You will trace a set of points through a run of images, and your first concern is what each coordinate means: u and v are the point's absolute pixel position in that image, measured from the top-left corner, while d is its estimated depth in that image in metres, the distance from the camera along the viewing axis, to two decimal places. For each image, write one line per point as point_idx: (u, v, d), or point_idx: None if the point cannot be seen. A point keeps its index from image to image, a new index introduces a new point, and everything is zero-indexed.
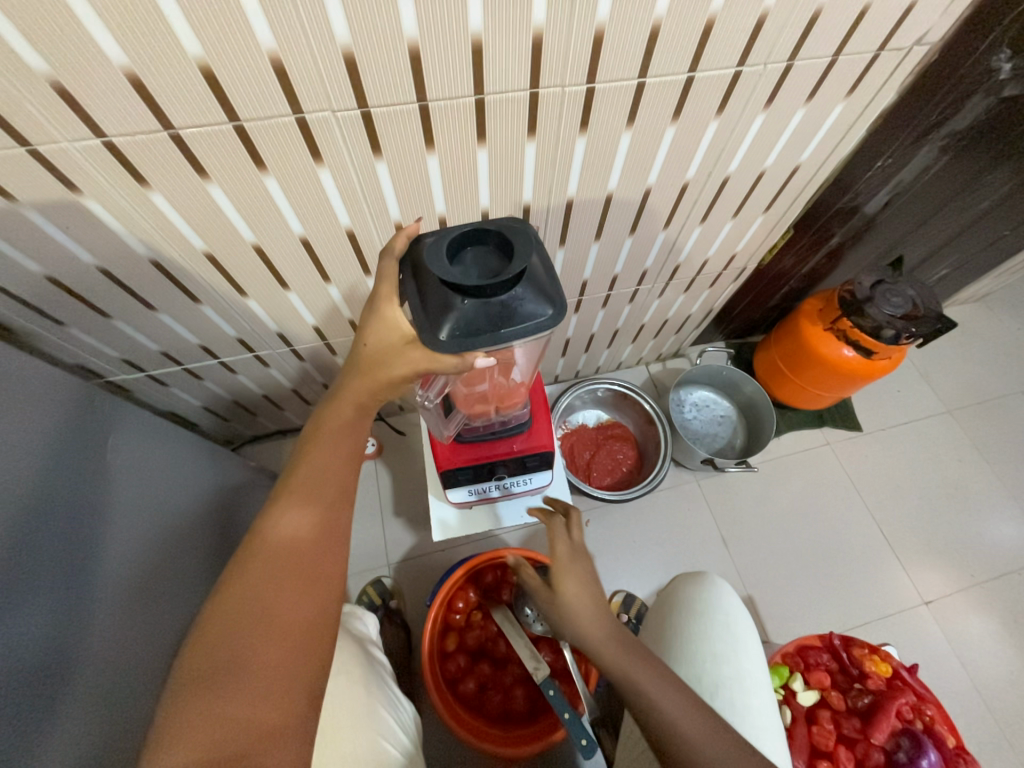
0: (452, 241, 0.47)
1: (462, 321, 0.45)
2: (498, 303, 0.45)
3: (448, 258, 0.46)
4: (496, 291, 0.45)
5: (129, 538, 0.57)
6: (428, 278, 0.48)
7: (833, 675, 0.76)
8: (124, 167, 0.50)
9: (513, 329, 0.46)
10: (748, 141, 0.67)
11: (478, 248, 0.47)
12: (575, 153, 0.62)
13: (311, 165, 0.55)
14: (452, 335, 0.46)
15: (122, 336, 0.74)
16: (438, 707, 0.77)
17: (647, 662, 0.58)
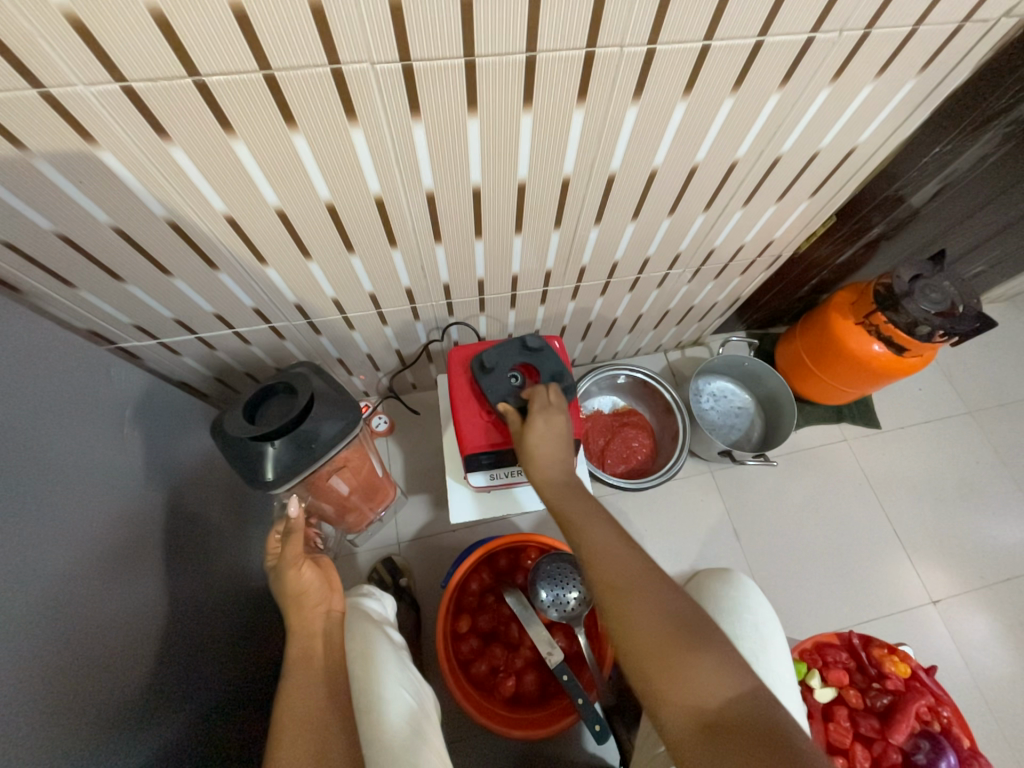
0: (246, 404, 0.73)
1: (276, 463, 0.71)
2: (302, 430, 0.72)
3: (245, 417, 0.72)
4: (286, 426, 0.72)
5: (105, 512, 0.59)
6: (238, 442, 0.71)
7: (852, 673, 0.77)
8: (143, 115, 0.46)
9: (325, 439, 0.73)
10: (808, 118, 0.63)
11: (269, 401, 0.75)
12: (624, 123, 0.58)
13: (344, 125, 0.51)
14: (278, 464, 0.71)
15: (134, 300, 0.70)
16: (451, 687, 0.77)
17: (607, 526, 0.58)
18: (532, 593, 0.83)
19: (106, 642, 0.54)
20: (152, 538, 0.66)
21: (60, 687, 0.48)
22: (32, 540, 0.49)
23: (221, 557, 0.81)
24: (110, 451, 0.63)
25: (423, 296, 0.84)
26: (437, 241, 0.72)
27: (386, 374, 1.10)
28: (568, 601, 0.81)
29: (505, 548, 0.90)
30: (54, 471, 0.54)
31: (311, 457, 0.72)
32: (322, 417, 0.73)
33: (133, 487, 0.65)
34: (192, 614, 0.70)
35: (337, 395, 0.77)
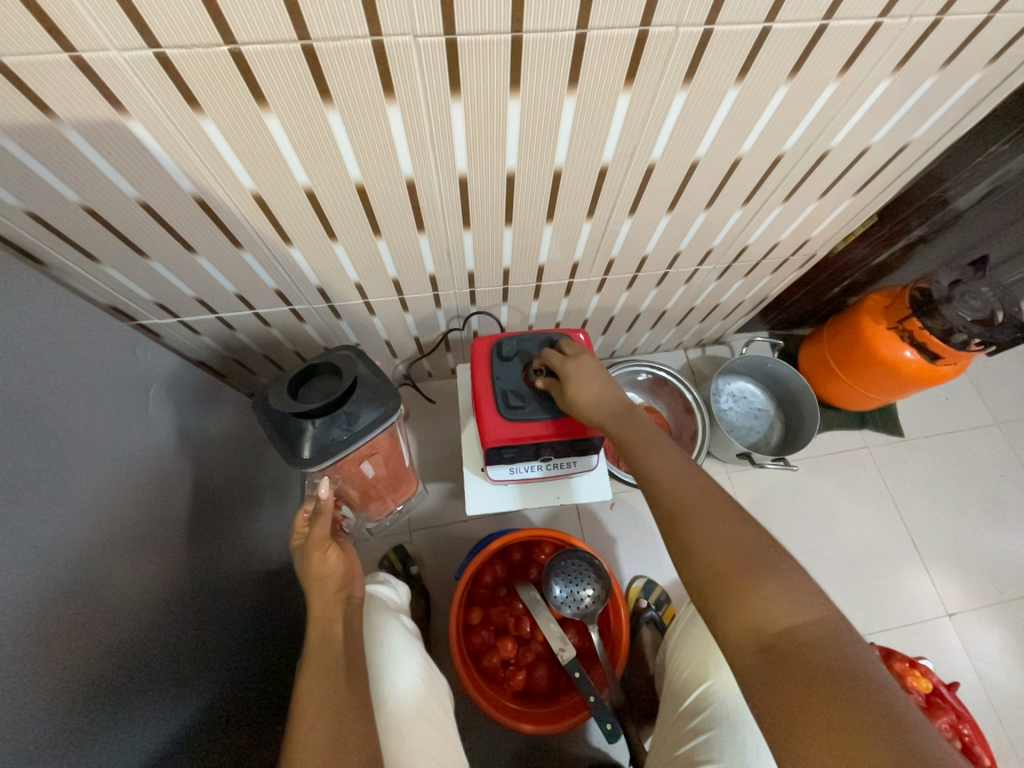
0: (292, 381, 0.73)
1: (313, 441, 0.70)
2: (342, 412, 0.72)
3: (288, 395, 0.72)
4: (328, 407, 0.72)
5: (128, 490, 0.58)
6: (281, 418, 0.72)
7: None
8: (175, 84, 0.44)
9: (364, 422, 0.72)
10: (864, 109, 0.60)
11: (313, 381, 0.74)
12: (670, 110, 0.55)
13: (380, 102, 0.49)
14: (314, 441, 0.70)
15: (157, 278, 0.69)
16: (461, 678, 0.77)
17: (666, 456, 0.56)
18: (545, 589, 0.82)
19: (127, 623, 0.54)
20: (173, 519, 0.65)
21: (77, 668, 0.47)
22: (57, 518, 0.48)
23: (240, 537, 0.81)
24: (136, 429, 0.63)
25: (446, 284, 0.82)
26: (466, 226, 0.70)
27: (402, 361, 1.09)
28: (583, 599, 0.80)
29: (519, 542, 0.89)
30: (80, 448, 0.53)
31: (347, 439, 0.71)
32: (362, 402, 0.73)
33: (156, 466, 0.65)
34: (212, 594, 0.70)
35: (381, 384, 0.76)
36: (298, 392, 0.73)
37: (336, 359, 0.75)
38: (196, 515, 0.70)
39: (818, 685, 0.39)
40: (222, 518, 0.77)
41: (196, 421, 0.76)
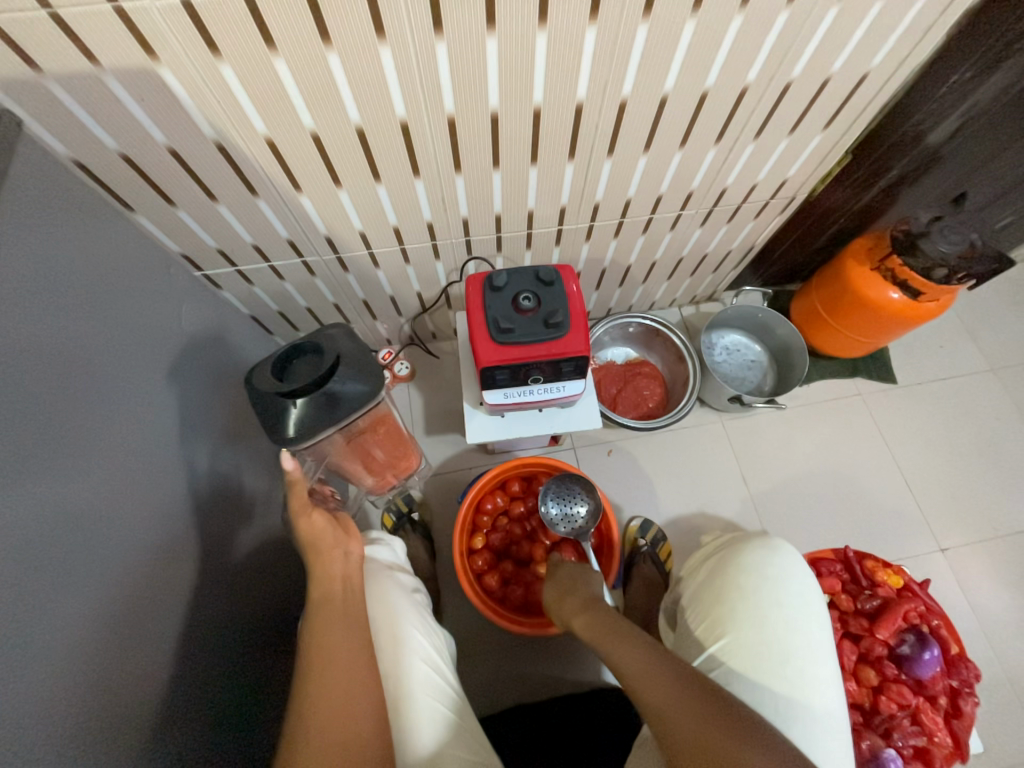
0: (277, 361, 0.75)
1: (297, 421, 0.73)
2: (324, 393, 0.74)
3: (273, 375, 0.74)
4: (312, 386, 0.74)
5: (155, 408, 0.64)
6: (266, 399, 0.74)
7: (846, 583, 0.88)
8: (197, 31, 0.52)
9: (347, 401, 0.75)
10: (818, 37, 0.65)
11: (298, 359, 0.76)
12: (635, 44, 0.61)
13: (373, 43, 0.56)
14: (297, 420, 0.73)
15: (184, 228, 0.78)
16: (466, 590, 0.84)
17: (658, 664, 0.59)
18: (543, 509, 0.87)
19: (158, 520, 0.60)
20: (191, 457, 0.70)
21: (117, 551, 0.53)
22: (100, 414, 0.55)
23: (259, 475, 0.87)
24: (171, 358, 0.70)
25: (443, 233, 0.89)
26: (457, 171, 0.76)
27: (407, 318, 1.16)
28: (578, 517, 0.86)
29: (517, 473, 0.95)
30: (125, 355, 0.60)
31: (332, 419, 0.74)
32: (347, 379, 0.76)
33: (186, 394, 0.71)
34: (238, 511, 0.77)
35: (365, 362, 0.78)
36: (281, 371, 0.75)
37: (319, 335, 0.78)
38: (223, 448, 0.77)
39: None
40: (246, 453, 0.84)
41: (226, 358, 0.84)
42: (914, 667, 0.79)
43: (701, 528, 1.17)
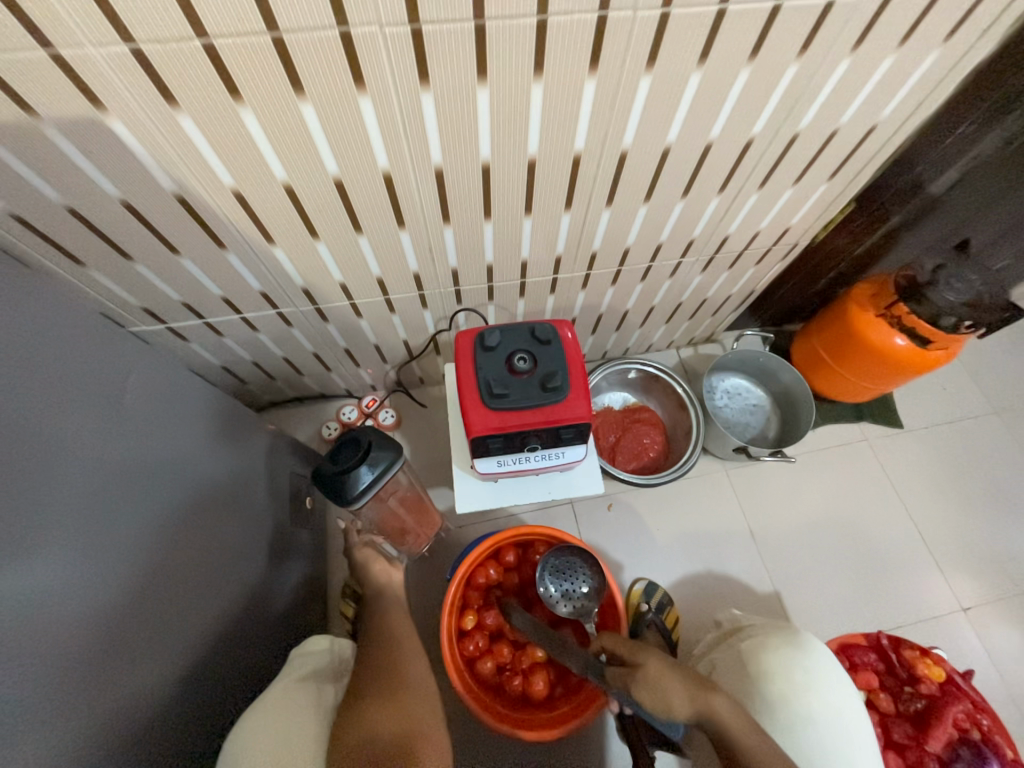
0: (328, 453, 0.74)
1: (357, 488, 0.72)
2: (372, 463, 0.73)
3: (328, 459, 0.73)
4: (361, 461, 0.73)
5: (179, 441, 0.64)
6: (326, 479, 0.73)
7: (884, 677, 0.81)
8: (151, 81, 0.46)
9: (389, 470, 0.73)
10: (827, 91, 0.61)
11: (342, 447, 0.75)
12: (637, 96, 0.57)
13: (351, 93, 0.50)
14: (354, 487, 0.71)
15: (143, 282, 0.70)
16: (457, 686, 0.75)
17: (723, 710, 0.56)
18: (540, 588, 0.78)
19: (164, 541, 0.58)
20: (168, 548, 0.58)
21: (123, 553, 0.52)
22: (125, 433, 0.55)
23: (255, 548, 0.77)
24: (159, 414, 0.62)
25: (431, 283, 0.83)
26: (446, 222, 0.71)
27: (393, 366, 1.10)
28: (578, 595, 0.77)
29: (512, 543, 0.86)
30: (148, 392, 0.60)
31: (373, 486, 0.72)
32: (383, 457, 0.73)
33: (168, 471, 0.61)
34: (223, 598, 0.67)
35: (392, 442, 0.75)
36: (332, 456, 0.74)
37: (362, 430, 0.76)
38: (216, 525, 0.68)
39: None
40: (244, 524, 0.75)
41: (224, 423, 0.75)
42: None
43: (708, 589, 1.09)
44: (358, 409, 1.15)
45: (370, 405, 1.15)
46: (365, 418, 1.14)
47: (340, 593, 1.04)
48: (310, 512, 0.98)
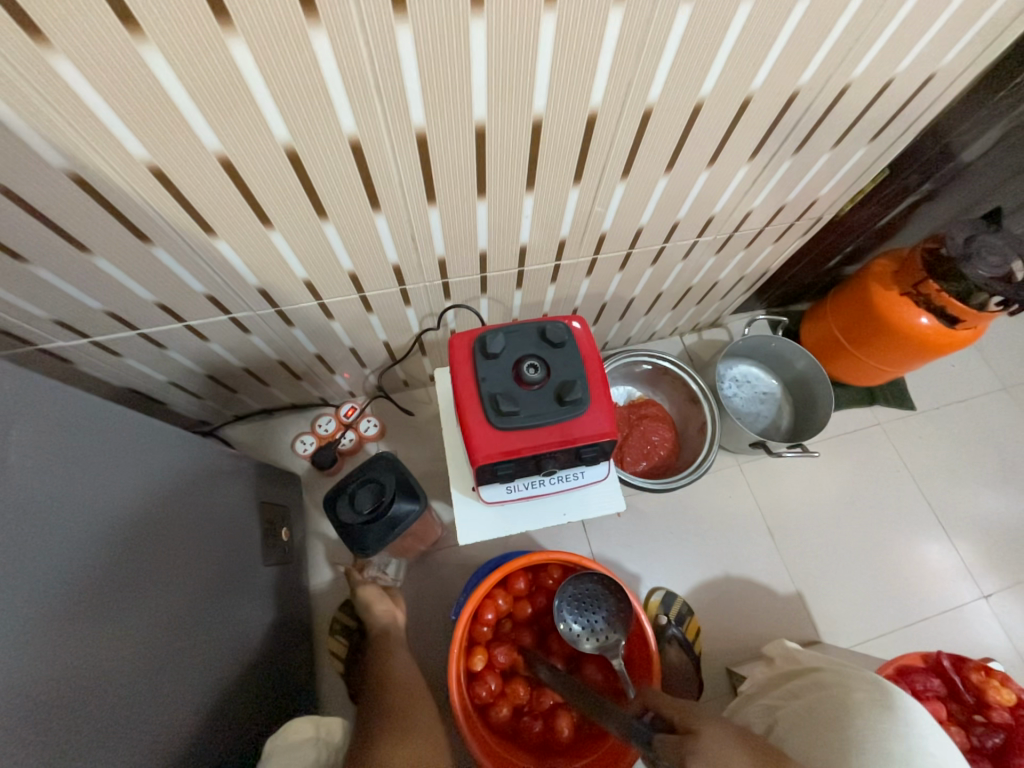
0: (346, 487, 0.73)
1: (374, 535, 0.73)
2: (393, 512, 0.74)
3: (348, 499, 0.73)
4: (384, 508, 0.73)
5: (134, 489, 0.51)
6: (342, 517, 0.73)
7: (949, 705, 0.71)
8: (2, 3, 0.32)
9: (405, 521, 0.75)
10: (890, 31, 0.51)
11: (361, 485, 0.74)
12: (670, 35, 0.45)
13: (301, 25, 0.37)
14: (372, 537, 0.73)
15: (50, 290, 0.56)
16: (470, 743, 0.65)
17: None
18: (560, 621, 0.70)
19: (121, 614, 0.46)
20: (124, 632, 0.46)
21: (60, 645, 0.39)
22: (61, 488, 0.43)
23: (232, 603, 0.65)
24: (111, 455, 0.50)
25: (415, 277, 0.71)
26: (431, 204, 0.58)
27: (373, 370, 0.97)
28: (603, 628, 0.69)
29: (523, 569, 0.76)
30: (91, 429, 0.48)
31: (390, 538, 0.74)
32: (404, 507, 0.75)
33: (117, 532, 0.48)
34: (197, 673, 0.55)
35: (411, 490, 0.76)
36: (350, 494, 0.74)
37: (380, 462, 0.76)
38: (186, 585, 0.56)
39: None
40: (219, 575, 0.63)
41: (190, 458, 0.62)
42: None
43: (727, 593, 1.03)
44: (335, 419, 1.02)
45: (348, 415, 1.01)
46: (344, 429, 1.01)
47: (328, 630, 0.92)
48: (288, 544, 0.86)
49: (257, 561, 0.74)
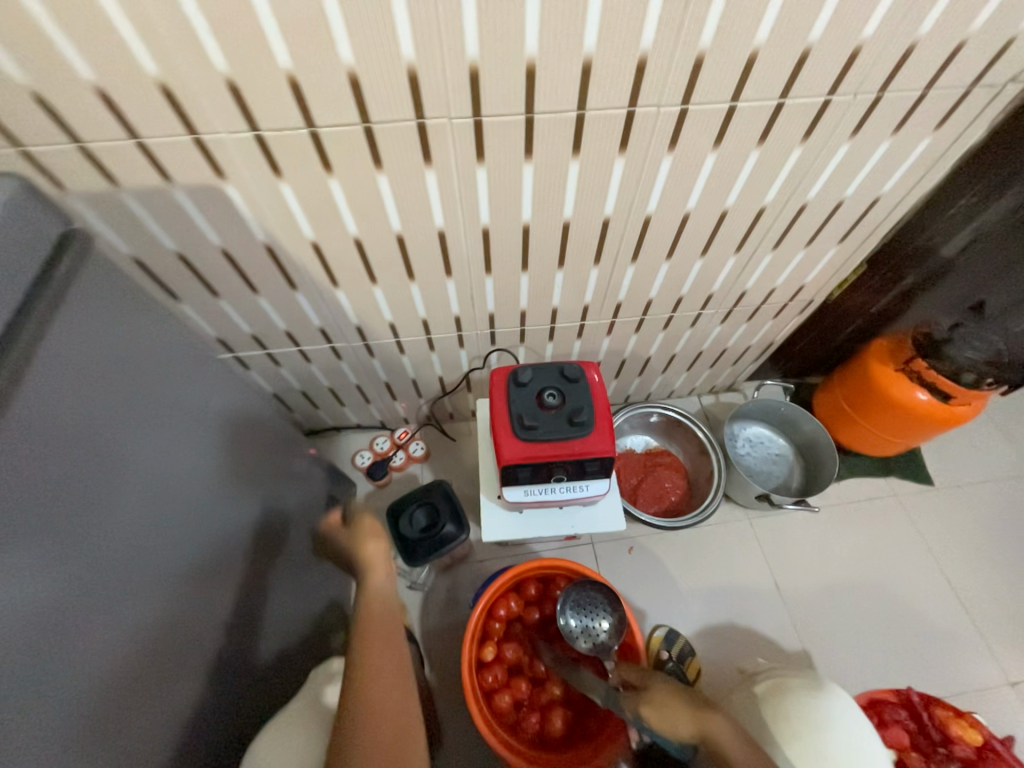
0: (407, 505, 0.87)
1: (421, 550, 0.86)
2: (442, 534, 0.86)
3: (406, 515, 0.87)
4: (434, 528, 0.86)
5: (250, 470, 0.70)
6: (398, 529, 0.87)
7: (914, 734, 0.81)
8: (265, 157, 0.57)
9: (449, 545, 0.86)
10: (831, 170, 0.69)
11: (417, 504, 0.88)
12: (659, 172, 0.66)
13: (420, 166, 0.60)
14: (419, 551, 0.86)
15: (222, 316, 0.81)
16: (474, 718, 0.75)
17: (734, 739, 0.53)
18: (562, 619, 0.80)
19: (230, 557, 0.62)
20: (203, 586, 0.57)
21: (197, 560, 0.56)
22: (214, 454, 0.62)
23: (296, 569, 0.80)
24: (241, 442, 0.69)
25: (470, 325, 0.92)
26: (487, 272, 0.80)
27: (427, 400, 1.17)
28: (599, 632, 0.78)
29: (535, 576, 0.88)
30: (235, 418, 0.68)
31: (434, 555, 0.86)
32: (450, 531, 0.86)
33: (235, 495, 0.66)
34: (249, 634, 0.66)
35: (458, 517, 0.87)
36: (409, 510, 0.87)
37: (436, 487, 0.89)
38: (250, 557, 0.68)
39: None
40: (279, 553, 0.76)
41: (279, 455, 0.81)
42: None
43: (732, 642, 1.06)
44: (390, 439, 1.20)
45: (401, 437, 1.20)
46: (396, 450, 1.19)
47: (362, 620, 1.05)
48: None
49: (319, 540, 0.91)
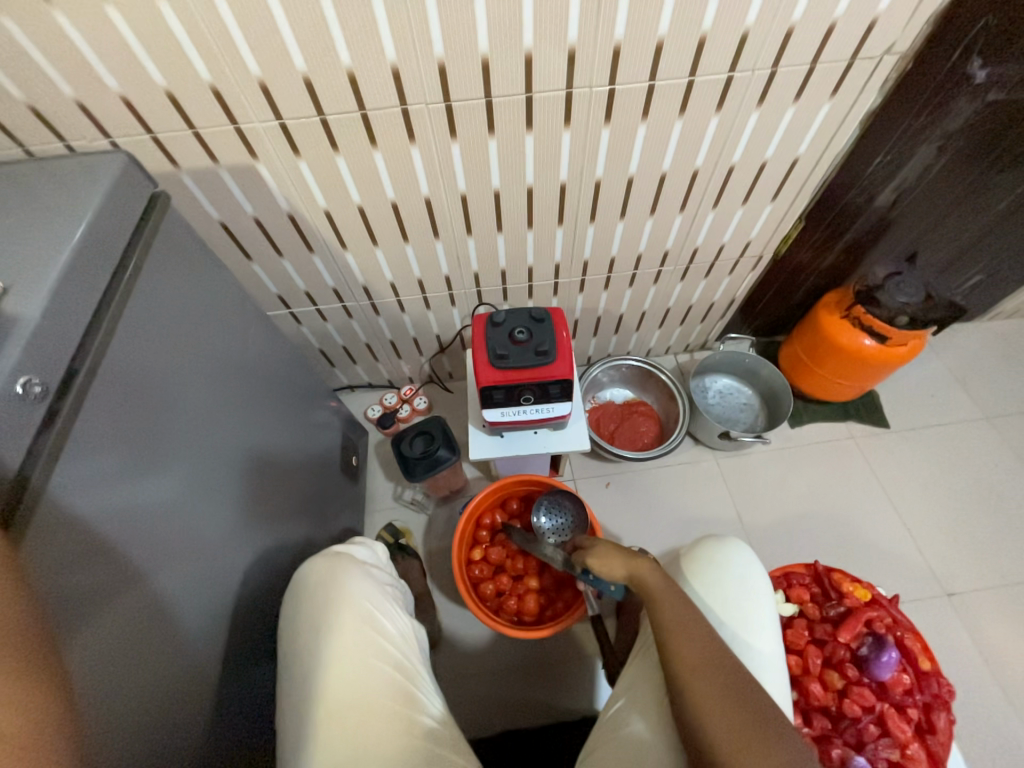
0: (409, 433, 1.05)
1: (419, 469, 1.03)
2: (436, 456, 1.03)
3: (409, 441, 1.04)
4: (431, 451, 1.03)
5: (280, 404, 0.88)
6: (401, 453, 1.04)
7: (814, 593, 0.96)
8: (287, 140, 0.75)
9: (442, 466, 1.03)
10: (748, 135, 0.83)
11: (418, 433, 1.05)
12: (600, 142, 0.80)
13: (405, 143, 0.77)
14: (417, 470, 1.02)
15: (254, 277, 0.99)
16: (462, 594, 0.91)
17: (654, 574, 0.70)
18: (537, 521, 0.96)
19: (262, 467, 0.79)
20: (230, 491, 0.71)
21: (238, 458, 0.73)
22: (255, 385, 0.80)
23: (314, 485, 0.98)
24: (275, 382, 0.87)
25: (458, 284, 1.08)
26: (468, 234, 0.96)
27: (427, 358, 1.34)
28: (567, 530, 0.95)
29: (517, 493, 1.05)
30: (267, 354, 0.86)
31: (430, 474, 1.03)
32: (444, 455, 1.03)
33: (271, 422, 0.83)
34: (277, 521, 0.83)
35: (450, 445, 1.04)
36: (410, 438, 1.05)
37: (433, 421, 1.07)
38: (278, 465, 0.85)
39: (729, 693, 0.57)
40: (303, 465, 0.94)
41: (303, 394, 0.98)
42: (873, 668, 0.87)
43: None
44: (397, 395, 1.35)
45: (407, 392, 1.34)
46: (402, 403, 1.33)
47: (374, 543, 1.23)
48: (355, 469, 1.21)
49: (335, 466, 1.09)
